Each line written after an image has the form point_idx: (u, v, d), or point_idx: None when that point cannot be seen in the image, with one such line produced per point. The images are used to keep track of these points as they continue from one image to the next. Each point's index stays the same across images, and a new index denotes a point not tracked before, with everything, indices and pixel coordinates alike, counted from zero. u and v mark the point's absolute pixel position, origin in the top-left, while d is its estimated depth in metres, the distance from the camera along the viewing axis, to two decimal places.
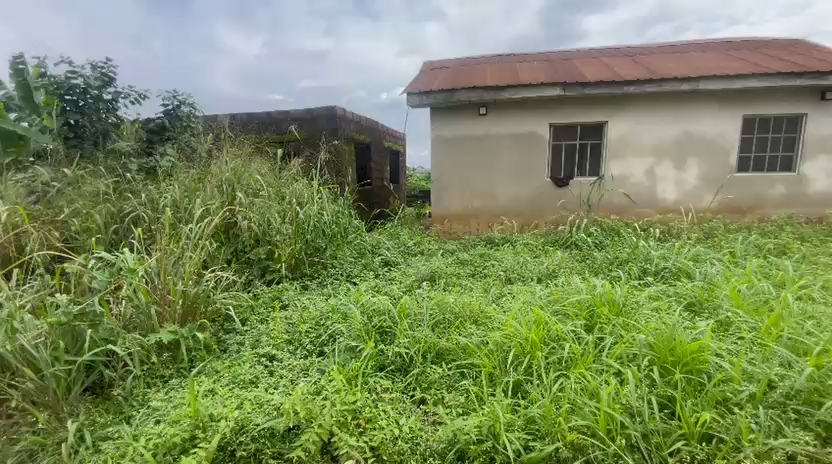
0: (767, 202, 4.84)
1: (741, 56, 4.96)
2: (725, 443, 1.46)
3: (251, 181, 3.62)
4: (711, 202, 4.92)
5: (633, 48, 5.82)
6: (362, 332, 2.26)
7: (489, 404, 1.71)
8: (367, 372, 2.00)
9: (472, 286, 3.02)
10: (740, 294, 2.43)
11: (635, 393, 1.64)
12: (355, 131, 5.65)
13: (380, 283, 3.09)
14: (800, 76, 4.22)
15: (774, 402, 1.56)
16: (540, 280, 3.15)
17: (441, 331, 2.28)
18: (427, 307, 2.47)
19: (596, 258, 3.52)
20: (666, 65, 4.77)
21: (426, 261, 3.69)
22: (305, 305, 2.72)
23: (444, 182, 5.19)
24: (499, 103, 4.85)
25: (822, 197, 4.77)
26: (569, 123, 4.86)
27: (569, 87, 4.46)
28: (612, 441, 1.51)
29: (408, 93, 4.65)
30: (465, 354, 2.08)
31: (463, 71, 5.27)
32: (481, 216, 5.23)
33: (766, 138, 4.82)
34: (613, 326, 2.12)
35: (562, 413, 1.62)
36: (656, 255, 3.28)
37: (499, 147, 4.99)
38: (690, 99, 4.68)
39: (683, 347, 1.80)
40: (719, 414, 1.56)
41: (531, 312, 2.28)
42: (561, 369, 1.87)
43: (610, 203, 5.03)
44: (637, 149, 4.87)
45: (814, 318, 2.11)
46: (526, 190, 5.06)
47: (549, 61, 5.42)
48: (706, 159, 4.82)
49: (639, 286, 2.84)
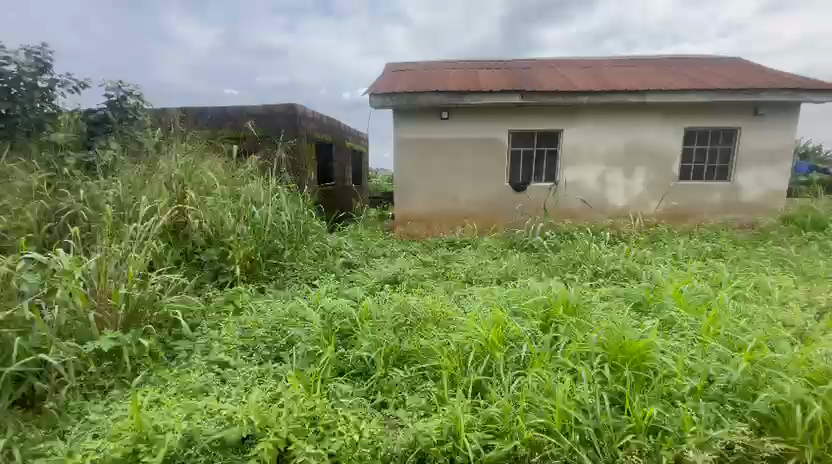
0: (705, 208, 5.22)
1: (683, 72, 5.33)
2: (669, 435, 1.55)
3: (203, 178, 3.47)
4: (656, 208, 5.23)
5: (587, 59, 6.11)
6: (321, 336, 2.22)
7: (450, 405, 1.72)
8: (327, 377, 1.96)
9: (434, 287, 3.04)
10: (683, 294, 2.60)
11: (587, 390, 1.71)
12: (316, 130, 5.54)
13: (341, 285, 3.04)
14: (733, 94, 4.60)
15: (713, 396, 1.68)
16: (500, 282, 3.22)
17: (403, 333, 2.26)
18: (389, 310, 2.45)
19: (552, 260, 3.65)
20: (616, 78, 5.04)
21: (388, 263, 3.68)
22: (262, 310, 2.62)
23: (406, 185, 5.19)
24: (460, 108, 4.93)
25: (752, 205, 5.21)
26: (528, 130, 5.02)
27: (527, 95, 4.61)
28: (566, 437, 1.57)
29: (371, 94, 4.63)
30: (426, 356, 2.07)
31: (425, 74, 5.31)
32: (443, 219, 5.27)
33: (705, 150, 5.19)
34: (567, 325, 2.20)
35: (521, 411, 1.66)
36: (607, 258, 3.45)
37: (460, 151, 5.06)
38: (638, 111, 4.97)
39: (631, 346, 1.90)
40: (664, 408, 1.66)
41: (491, 313, 2.32)
42: (519, 369, 1.92)
43: (565, 208, 5.24)
44: (590, 157, 5.11)
45: (747, 316, 2.30)
46: (486, 194, 5.16)
47: (509, 69, 5.57)
48: (652, 168, 5.14)
49: (592, 287, 2.97)
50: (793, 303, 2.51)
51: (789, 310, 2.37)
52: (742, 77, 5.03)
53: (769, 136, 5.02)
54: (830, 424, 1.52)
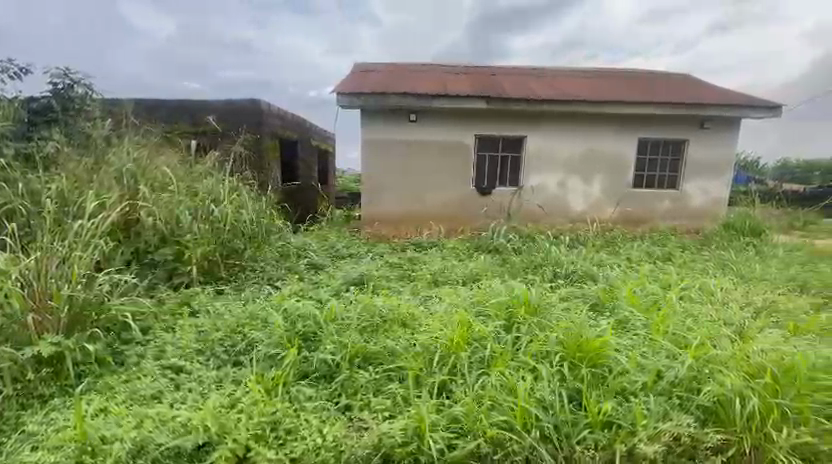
0: (656, 214, 5.53)
1: (637, 85, 5.64)
2: (623, 429, 1.63)
3: (158, 174, 3.30)
4: (612, 213, 5.49)
5: (550, 69, 6.32)
6: (283, 338, 2.15)
7: (415, 406, 1.72)
8: (289, 381, 1.92)
9: (400, 289, 3.04)
10: (635, 295, 2.74)
11: (548, 388, 1.76)
12: (281, 127, 5.41)
13: (305, 286, 2.98)
14: (682, 107, 4.92)
15: (662, 390, 1.79)
16: (465, 283, 3.27)
17: (369, 335, 2.23)
18: (355, 312, 2.42)
19: (515, 262, 3.74)
20: (577, 88, 5.26)
21: (354, 264, 3.64)
22: (220, 312, 2.52)
23: (373, 186, 5.16)
24: (428, 111, 4.97)
25: (697, 212, 5.58)
26: (493, 135, 5.13)
27: (493, 101, 4.72)
28: (527, 434, 1.61)
29: (338, 93, 4.58)
30: (391, 358, 2.06)
31: (393, 76, 5.32)
32: (410, 220, 5.28)
33: (657, 159, 5.51)
34: (529, 325, 2.26)
35: (484, 410, 1.69)
36: (566, 261, 3.58)
37: (428, 154, 5.10)
38: (596, 121, 5.21)
39: (588, 344, 1.98)
40: (618, 402, 1.74)
41: (456, 314, 2.34)
42: (483, 368, 1.95)
43: (528, 212, 5.39)
44: (552, 163, 5.29)
45: (691, 315, 2.46)
46: (453, 197, 5.23)
47: (475, 75, 5.67)
48: (609, 175, 5.39)
49: (552, 288, 3.08)
50: (732, 303, 2.71)
51: (729, 310, 2.57)
52: (690, 92, 5.39)
53: (713, 148, 5.40)
54: (765, 414, 1.64)
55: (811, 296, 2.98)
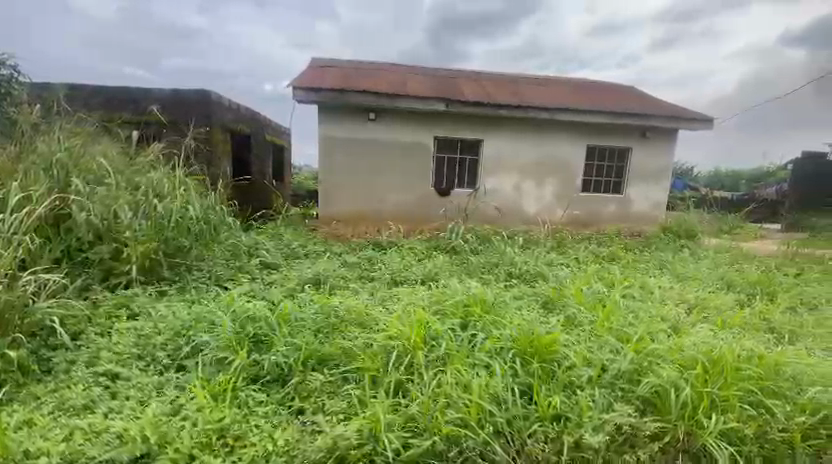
0: (602, 218, 5.86)
1: (586, 94, 5.94)
2: (570, 421, 1.71)
3: (94, 166, 3.06)
4: (563, 216, 5.75)
5: (506, 74, 6.51)
6: (232, 341, 2.06)
7: (370, 406, 1.70)
8: (238, 385, 1.83)
9: (358, 289, 3.00)
10: (583, 293, 2.88)
11: (500, 383, 1.81)
12: (233, 121, 5.18)
13: (257, 287, 2.86)
14: (626, 117, 5.24)
15: (606, 383, 1.89)
16: (423, 283, 3.28)
17: (324, 336, 2.19)
18: (310, 313, 2.35)
19: (472, 262, 3.81)
20: (531, 95, 5.46)
21: (311, 263, 3.56)
22: (163, 314, 2.36)
23: (330, 184, 5.06)
24: (387, 110, 4.95)
25: (639, 215, 5.97)
26: (452, 137, 5.21)
27: (452, 103, 4.79)
28: (481, 429, 1.65)
29: (294, 88, 4.46)
30: (347, 358, 2.03)
31: (352, 73, 5.25)
32: (368, 220, 5.23)
33: (603, 166, 5.83)
34: (484, 323, 2.31)
35: (439, 407, 1.70)
36: (520, 261, 3.69)
37: (386, 153, 5.08)
38: (549, 127, 5.43)
39: (539, 341, 2.05)
40: (566, 396, 1.82)
41: (414, 313, 2.34)
42: (439, 366, 1.97)
43: (484, 213, 5.51)
44: (507, 166, 5.45)
45: (633, 311, 2.63)
46: (411, 197, 5.24)
47: (435, 76, 5.73)
48: (560, 179, 5.63)
49: (506, 287, 3.16)
50: (669, 300, 2.92)
51: (666, 307, 2.75)
52: (633, 103, 5.75)
53: (653, 157, 5.79)
54: (697, 402, 1.77)
55: (736, 293, 3.27)
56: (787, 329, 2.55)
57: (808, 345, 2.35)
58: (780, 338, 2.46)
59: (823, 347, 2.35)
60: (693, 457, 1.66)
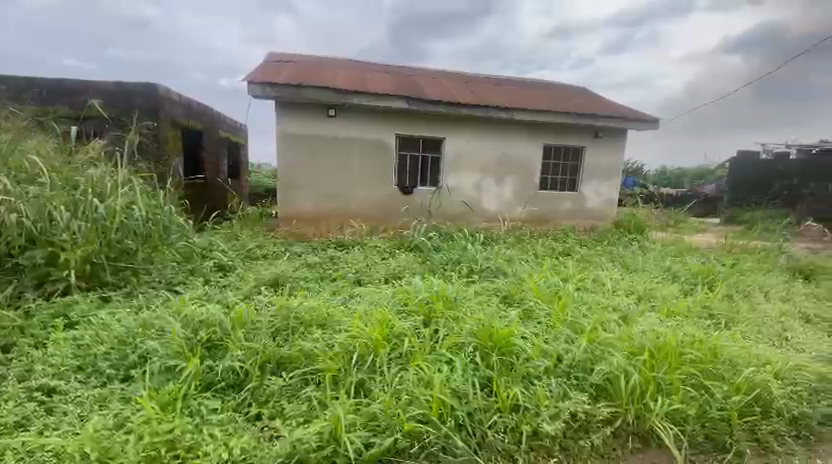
0: (560, 214, 6.08)
1: (543, 95, 6.13)
2: (529, 411, 1.77)
3: (25, 164, 2.81)
4: (522, 213, 5.91)
5: (466, 74, 6.60)
6: (183, 348, 1.96)
7: (331, 407, 1.68)
8: (190, 394, 1.75)
9: (320, 289, 2.94)
10: (540, 287, 2.98)
11: (461, 378, 1.83)
12: (183, 116, 4.92)
13: (211, 290, 2.74)
14: (580, 117, 5.46)
15: (562, 372, 1.97)
16: (386, 281, 3.26)
17: (282, 339, 2.13)
18: (267, 315, 2.28)
19: (435, 259, 3.85)
20: (490, 94, 5.57)
21: (269, 264, 3.46)
22: (106, 322, 2.21)
23: (292, 182, 4.91)
24: (347, 107, 4.88)
25: (593, 212, 6.24)
26: (413, 135, 5.21)
27: (413, 101, 4.81)
28: (443, 424, 1.66)
29: (249, 82, 4.30)
30: (307, 360, 1.99)
31: (311, 69, 5.13)
32: (331, 218, 5.13)
33: (559, 164, 6.05)
34: (446, 319, 2.33)
35: (401, 405, 1.70)
36: (481, 257, 3.77)
37: (348, 151, 5.01)
38: (508, 126, 5.56)
39: (499, 334, 2.10)
40: (524, 386, 1.88)
41: (376, 312, 2.32)
42: (402, 363, 1.97)
43: (447, 211, 5.56)
44: (468, 164, 5.53)
45: (586, 302, 2.75)
46: (375, 195, 5.20)
47: (396, 74, 5.71)
48: (520, 177, 5.79)
49: (468, 283, 3.22)
50: (619, 291, 3.08)
51: (618, 298, 2.89)
52: (586, 104, 6.01)
53: (605, 156, 6.08)
54: (644, 386, 1.87)
55: (680, 283, 3.49)
56: (724, 315, 2.76)
57: (742, 330, 2.55)
58: (718, 324, 2.65)
59: (755, 331, 2.56)
60: (642, 438, 1.77)
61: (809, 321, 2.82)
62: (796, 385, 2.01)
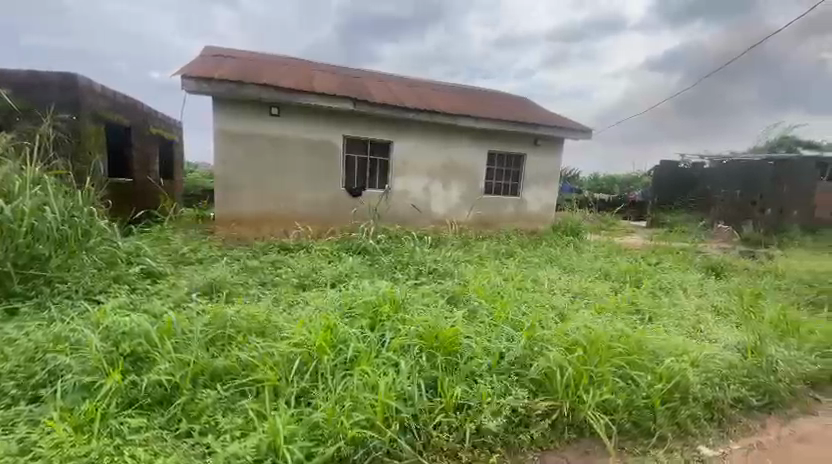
0: (504, 218, 6.31)
1: (487, 102, 6.35)
2: (471, 408, 1.81)
3: None
4: (468, 216, 6.06)
5: (413, 78, 6.66)
6: (102, 362, 1.79)
7: (270, 419, 1.60)
8: (110, 412, 1.60)
9: (260, 295, 2.81)
10: (484, 288, 3.05)
11: (406, 380, 1.83)
12: (107, 109, 4.51)
13: (137, 299, 2.52)
14: (520, 125, 5.74)
15: (503, 369, 2.04)
16: (332, 285, 3.19)
17: (217, 350, 2.01)
18: (201, 324, 2.14)
19: (383, 262, 3.82)
20: (437, 100, 5.67)
21: (206, 269, 3.26)
22: (9, 337, 1.96)
23: (231, 183, 4.64)
24: (291, 106, 4.74)
25: (534, 216, 6.55)
26: (360, 137, 5.17)
27: (360, 103, 4.78)
28: (387, 428, 1.65)
29: (183, 75, 4.05)
30: (244, 370, 1.89)
31: (252, 65, 4.93)
32: (275, 221, 4.92)
33: (503, 169, 6.28)
34: (392, 322, 2.31)
35: (345, 411, 1.66)
36: (428, 260, 3.80)
37: (292, 152, 4.84)
38: (455, 131, 5.69)
39: (443, 335, 2.13)
40: (468, 385, 1.92)
41: (320, 317, 2.26)
42: (346, 368, 1.92)
43: (396, 214, 5.56)
44: (416, 168, 5.58)
45: (527, 302, 2.87)
46: (322, 197, 5.07)
47: (342, 75, 5.63)
48: (466, 181, 5.94)
49: (414, 285, 3.23)
50: (557, 290, 3.24)
51: (555, 297, 3.05)
52: (527, 113, 6.31)
53: (544, 162, 6.41)
54: (578, 379, 1.98)
55: (610, 281, 3.75)
56: (648, 310, 2.99)
57: (663, 323, 2.78)
58: (643, 318, 2.87)
59: (675, 323, 2.80)
60: (577, 428, 1.88)
61: (719, 313, 3.14)
62: (709, 371, 2.22)
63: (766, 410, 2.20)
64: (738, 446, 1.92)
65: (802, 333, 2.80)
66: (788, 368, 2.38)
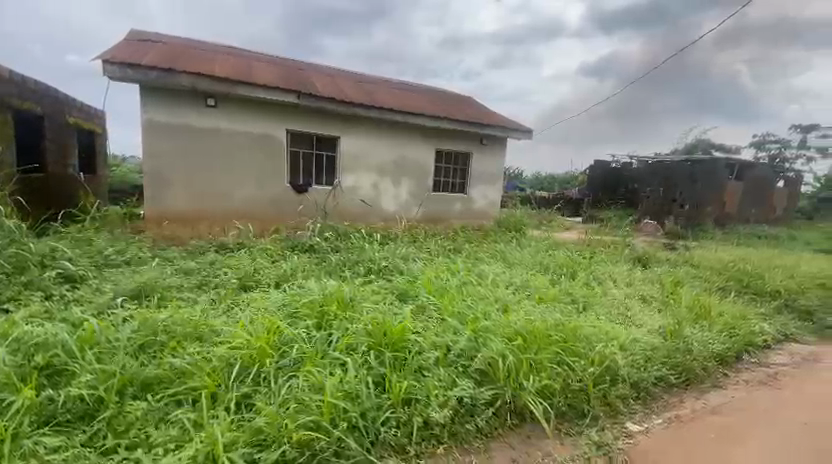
0: (451, 215, 6.43)
1: (434, 100, 6.43)
2: (420, 402, 1.83)
3: None
4: (417, 213, 6.10)
5: (360, 73, 6.58)
6: (11, 378, 1.60)
7: (208, 427, 1.52)
8: (20, 433, 1.43)
9: (197, 298, 2.64)
10: (432, 283, 3.09)
11: (354, 378, 1.82)
12: (15, 96, 4.03)
13: (53, 307, 2.28)
14: (466, 124, 5.88)
15: (451, 362, 2.09)
16: (277, 286, 3.08)
17: (148, 358, 1.87)
18: (128, 331, 1.98)
19: (331, 261, 3.74)
20: (384, 96, 5.65)
21: (135, 272, 3.01)
22: None
23: (163, 178, 4.32)
24: (229, 97, 4.50)
25: (480, 212, 6.74)
26: (304, 131, 5.02)
27: (303, 96, 4.65)
28: (335, 428, 1.63)
29: (104, 61, 3.73)
30: (179, 379, 1.78)
31: (185, 52, 4.62)
32: (213, 218, 4.64)
33: (450, 167, 6.40)
34: (340, 320, 2.27)
35: (289, 414, 1.61)
36: (377, 257, 3.78)
37: (231, 146, 4.60)
38: (402, 128, 5.71)
39: (392, 331, 2.13)
40: (416, 379, 1.94)
41: (262, 319, 2.17)
42: (291, 371, 1.87)
43: (344, 211, 5.46)
44: (364, 164, 5.51)
45: (474, 296, 2.95)
46: (264, 194, 4.86)
47: (285, 67, 5.44)
48: (414, 178, 5.97)
49: (363, 282, 3.20)
50: (502, 284, 3.36)
51: (500, 290, 3.16)
52: (472, 112, 6.47)
53: (489, 161, 6.62)
54: (519, 367, 2.07)
55: (551, 274, 3.96)
56: (583, 300, 3.20)
57: (596, 311, 2.99)
58: (579, 307, 3.07)
59: (607, 311, 3.02)
60: (519, 414, 1.97)
61: (645, 300, 3.43)
62: (635, 354, 2.41)
63: (683, 387, 2.44)
64: (660, 420, 2.12)
65: (713, 316, 3.12)
66: (702, 348, 2.66)
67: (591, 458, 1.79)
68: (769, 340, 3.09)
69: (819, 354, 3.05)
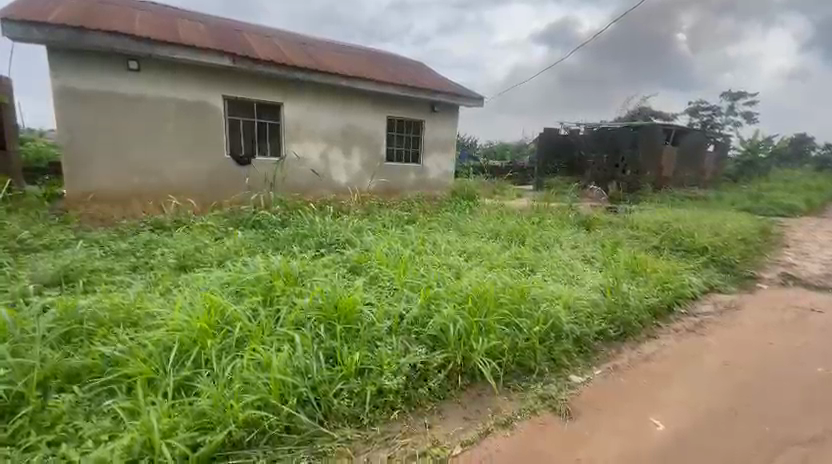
0: (405, 186, 6.38)
1: (382, 66, 6.22)
2: (372, 372, 1.83)
3: None
4: (370, 183, 5.98)
5: (303, 36, 6.20)
6: None
7: (143, 414, 1.44)
8: None
9: (129, 282, 2.45)
10: (384, 254, 3.06)
11: (303, 354, 1.78)
12: None
13: None
14: (416, 91, 5.78)
15: (403, 330, 2.10)
16: (219, 265, 2.93)
17: (76, 349, 1.72)
18: (48, 321, 1.79)
19: (279, 236, 3.61)
20: (329, 60, 5.38)
21: (55, 256, 2.74)
22: None
23: (83, 153, 3.92)
24: (155, 60, 4.10)
25: (434, 182, 6.74)
26: (243, 98, 4.69)
27: (240, 59, 4.32)
28: (283, 404, 1.61)
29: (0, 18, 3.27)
30: (110, 368, 1.66)
31: (100, 9, 4.12)
32: (146, 196, 4.30)
33: (402, 136, 6.31)
34: (288, 296, 2.20)
35: (234, 394, 1.56)
36: (329, 230, 3.68)
37: (161, 115, 4.22)
38: (349, 96, 5.50)
39: (343, 304, 2.08)
40: (368, 350, 1.93)
41: (201, 298, 2.05)
42: (236, 351, 1.79)
43: (294, 183, 5.25)
44: (312, 133, 5.28)
45: (426, 264, 2.97)
46: (202, 167, 4.55)
47: (218, 27, 5.00)
48: (366, 147, 5.82)
49: (312, 256, 3.12)
50: (454, 251, 3.41)
51: (452, 257, 3.20)
52: (422, 79, 6.34)
53: (441, 129, 6.60)
54: (469, 331, 2.12)
55: (501, 241, 4.05)
56: (530, 263, 3.31)
57: (542, 273, 3.10)
58: (527, 270, 3.17)
59: (552, 272, 3.15)
60: (470, 376, 2.03)
61: (588, 261, 3.61)
62: (578, 311, 2.55)
63: (620, 339, 2.62)
64: (600, 371, 2.27)
65: (649, 272, 3.35)
66: (638, 303, 2.85)
67: (536, 410, 1.89)
68: (696, 292, 3.37)
69: (737, 302, 3.37)
